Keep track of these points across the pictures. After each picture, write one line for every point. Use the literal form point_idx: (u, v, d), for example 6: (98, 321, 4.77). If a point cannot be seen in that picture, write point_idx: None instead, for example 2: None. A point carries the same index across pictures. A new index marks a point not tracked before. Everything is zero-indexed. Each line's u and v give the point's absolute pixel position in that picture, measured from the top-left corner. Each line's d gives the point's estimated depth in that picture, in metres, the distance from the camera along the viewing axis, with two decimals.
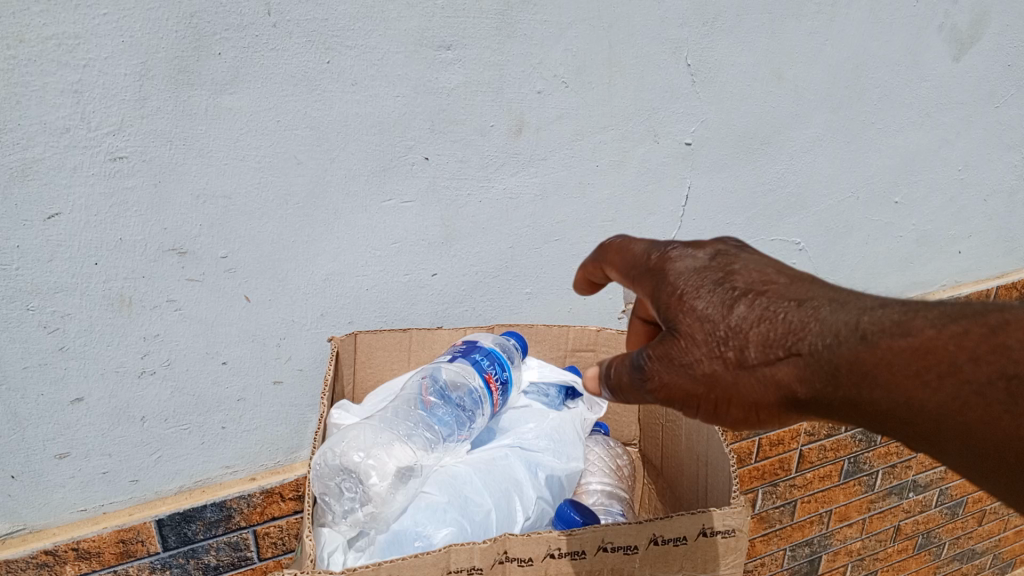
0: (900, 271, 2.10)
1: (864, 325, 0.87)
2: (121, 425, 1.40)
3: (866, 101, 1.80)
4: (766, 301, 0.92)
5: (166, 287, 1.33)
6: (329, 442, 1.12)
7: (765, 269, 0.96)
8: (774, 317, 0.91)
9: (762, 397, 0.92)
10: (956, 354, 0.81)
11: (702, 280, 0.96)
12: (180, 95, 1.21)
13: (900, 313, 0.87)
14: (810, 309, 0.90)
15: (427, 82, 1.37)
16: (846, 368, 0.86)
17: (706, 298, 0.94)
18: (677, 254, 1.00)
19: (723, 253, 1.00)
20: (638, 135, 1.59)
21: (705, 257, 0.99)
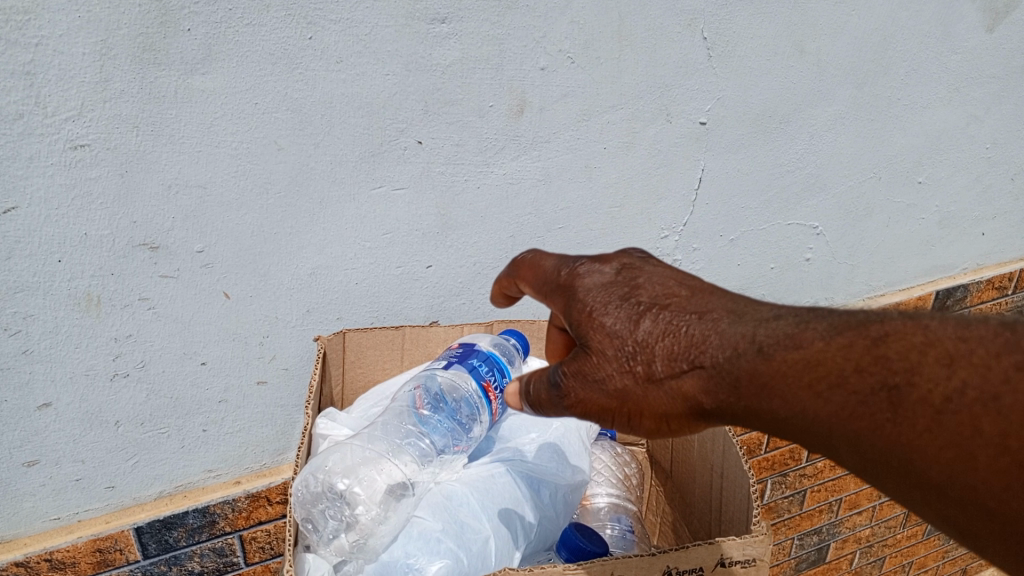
0: (922, 254, 1.99)
1: (761, 337, 0.82)
2: (93, 430, 1.30)
3: (892, 76, 1.68)
4: (670, 314, 0.88)
5: (138, 284, 1.23)
6: (312, 463, 1.03)
7: (669, 281, 0.92)
8: (677, 330, 0.86)
9: (670, 412, 0.86)
10: (844, 364, 0.75)
11: (608, 296, 0.92)
12: (146, 75, 1.09)
13: (794, 324, 0.82)
14: (711, 319, 0.86)
15: (419, 58, 1.25)
16: (747, 381, 0.81)
17: (614, 314, 0.89)
18: (586, 270, 0.96)
19: (631, 267, 0.95)
20: (650, 114, 1.47)
21: (614, 272, 0.95)
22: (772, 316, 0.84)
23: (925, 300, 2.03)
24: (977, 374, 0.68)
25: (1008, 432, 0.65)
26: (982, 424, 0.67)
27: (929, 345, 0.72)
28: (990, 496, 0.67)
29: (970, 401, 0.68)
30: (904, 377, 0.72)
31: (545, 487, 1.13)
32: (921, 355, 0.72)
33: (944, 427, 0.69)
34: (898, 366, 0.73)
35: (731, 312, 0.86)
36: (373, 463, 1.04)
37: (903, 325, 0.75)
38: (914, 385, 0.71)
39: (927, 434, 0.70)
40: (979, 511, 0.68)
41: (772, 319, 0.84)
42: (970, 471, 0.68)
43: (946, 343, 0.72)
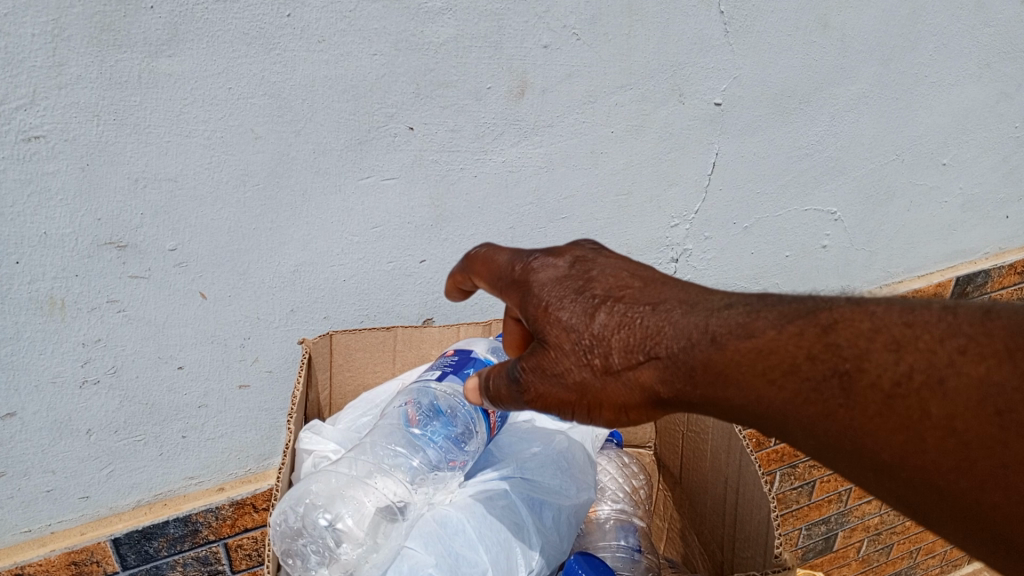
0: (943, 239, 1.89)
1: (714, 326, 0.73)
2: (63, 439, 1.21)
3: (920, 51, 1.57)
4: (625, 304, 0.78)
5: (106, 286, 1.13)
6: (291, 492, 0.93)
7: (622, 272, 0.82)
8: (631, 322, 0.76)
9: (628, 405, 0.78)
10: (795, 351, 0.67)
11: (562, 288, 0.81)
12: (106, 58, 0.99)
13: (744, 312, 0.72)
14: (665, 309, 0.76)
15: (410, 36, 1.14)
16: (701, 370, 0.72)
17: (567, 308, 0.80)
18: (540, 264, 0.85)
19: (586, 256, 0.85)
20: (661, 95, 1.36)
21: (568, 262, 0.84)
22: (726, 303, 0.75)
23: (945, 287, 1.92)
24: (925, 359, 0.61)
25: (956, 412, 0.58)
26: (930, 407, 0.60)
27: (879, 331, 0.64)
28: (938, 475, 0.59)
29: (917, 385, 0.61)
30: (853, 362, 0.64)
31: (547, 509, 1.05)
32: (870, 342, 0.64)
33: (896, 411, 0.61)
34: (847, 353, 0.65)
35: (685, 299, 0.77)
36: (357, 486, 0.95)
37: (851, 311, 0.68)
38: (862, 370, 0.63)
39: (878, 419, 0.62)
40: (927, 490, 0.60)
41: (721, 308, 0.74)
42: (919, 452, 0.60)
43: (891, 329, 0.64)
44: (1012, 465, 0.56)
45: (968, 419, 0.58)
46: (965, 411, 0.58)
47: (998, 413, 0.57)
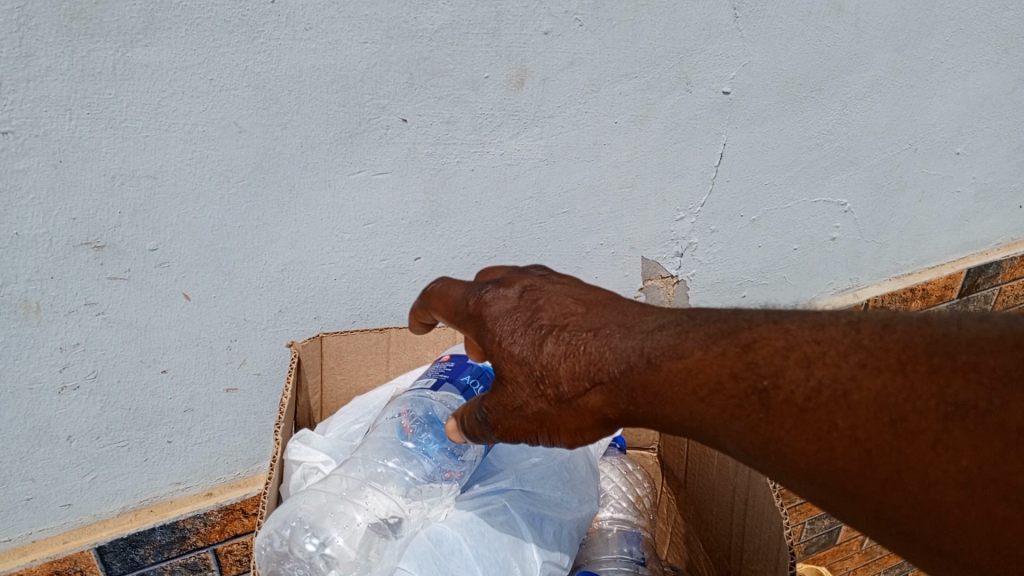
0: (954, 230, 1.83)
1: (648, 347, 0.70)
2: (42, 447, 1.16)
3: (936, 36, 1.50)
4: (569, 333, 0.74)
5: (83, 287, 1.07)
6: (276, 514, 0.88)
7: (568, 298, 0.78)
8: (576, 350, 0.73)
9: (582, 428, 0.75)
10: (719, 371, 0.64)
11: (511, 322, 0.78)
12: (77, 48, 0.92)
13: (675, 334, 0.69)
14: (605, 334, 0.73)
15: (403, 23, 1.07)
16: (641, 390, 0.70)
17: (518, 341, 0.76)
18: (491, 296, 0.80)
19: (534, 283, 0.81)
20: (668, 83, 1.30)
21: (517, 291, 0.80)
22: (661, 322, 0.72)
23: (955, 279, 1.87)
24: (830, 374, 0.58)
25: (857, 422, 0.56)
26: (837, 418, 0.57)
27: (792, 348, 0.61)
28: (849, 481, 0.57)
29: (824, 398, 0.58)
30: (769, 380, 0.61)
31: (547, 524, 1.01)
32: (783, 359, 0.61)
33: (806, 423, 0.59)
34: (763, 372, 0.62)
35: (624, 319, 0.74)
36: (347, 503, 0.90)
37: (767, 329, 0.64)
38: (777, 387, 0.61)
39: (794, 431, 0.59)
40: (840, 495, 0.58)
41: (655, 327, 0.72)
42: (830, 461, 0.57)
43: (802, 346, 0.61)
44: (906, 471, 0.53)
45: (868, 427, 0.55)
46: (865, 420, 0.56)
47: (891, 421, 0.54)
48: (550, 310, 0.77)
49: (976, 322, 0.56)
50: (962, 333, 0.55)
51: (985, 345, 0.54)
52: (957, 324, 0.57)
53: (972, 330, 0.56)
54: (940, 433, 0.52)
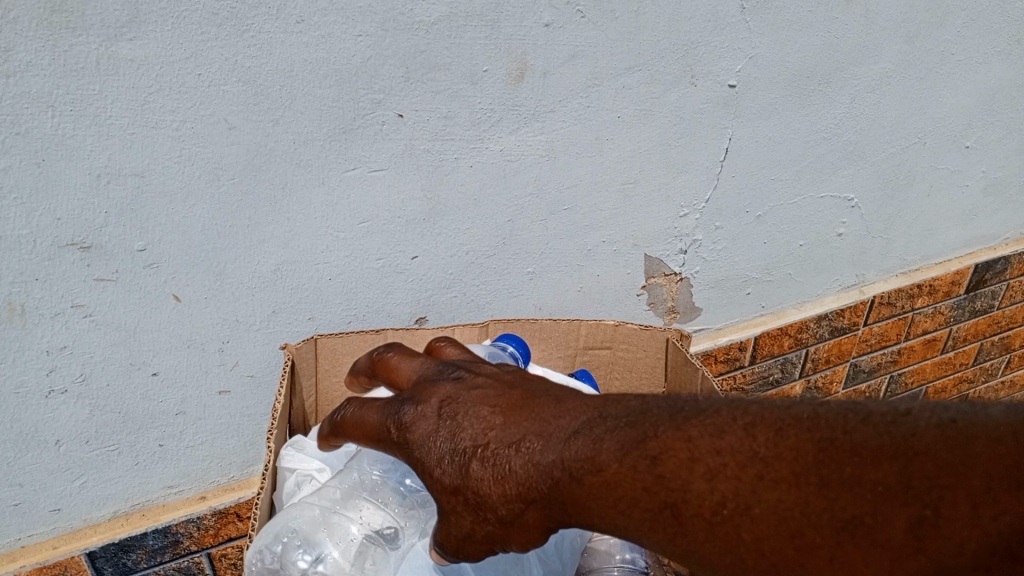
0: (962, 225, 1.79)
1: (569, 460, 0.61)
2: (30, 452, 1.13)
3: (947, 27, 1.46)
4: (491, 450, 0.64)
5: (70, 289, 1.04)
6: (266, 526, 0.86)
7: (488, 404, 0.67)
8: (503, 471, 0.63)
9: (534, 541, 0.67)
10: (631, 486, 0.58)
11: (432, 447, 0.67)
12: (58, 43, 0.88)
13: (587, 440, 0.61)
14: (527, 448, 0.63)
15: (398, 15, 1.03)
16: (572, 506, 0.61)
17: (445, 470, 0.66)
18: (412, 416, 0.70)
19: (456, 389, 0.71)
20: (672, 76, 1.26)
21: (437, 406, 0.69)
22: (577, 425, 0.63)
23: (962, 275, 1.85)
24: (733, 488, 0.54)
25: (760, 536, 0.53)
26: (744, 532, 0.54)
27: (694, 459, 0.56)
28: None
29: (730, 515, 0.54)
30: (675, 496, 0.56)
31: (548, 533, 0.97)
32: (689, 472, 0.56)
33: (717, 537, 0.55)
34: (671, 486, 0.57)
35: (543, 425, 0.64)
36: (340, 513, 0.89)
37: (671, 430, 0.58)
38: (686, 502, 0.56)
39: (708, 545, 0.56)
40: None
41: (571, 434, 0.62)
42: (742, 567, 0.55)
43: (705, 457, 0.56)
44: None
45: (773, 543, 0.53)
46: (768, 535, 0.53)
47: (792, 536, 0.52)
48: (470, 427, 0.66)
49: (865, 418, 0.53)
50: (849, 436, 0.52)
51: (867, 451, 0.51)
52: (845, 421, 0.54)
53: (858, 432, 0.52)
54: (835, 549, 0.50)
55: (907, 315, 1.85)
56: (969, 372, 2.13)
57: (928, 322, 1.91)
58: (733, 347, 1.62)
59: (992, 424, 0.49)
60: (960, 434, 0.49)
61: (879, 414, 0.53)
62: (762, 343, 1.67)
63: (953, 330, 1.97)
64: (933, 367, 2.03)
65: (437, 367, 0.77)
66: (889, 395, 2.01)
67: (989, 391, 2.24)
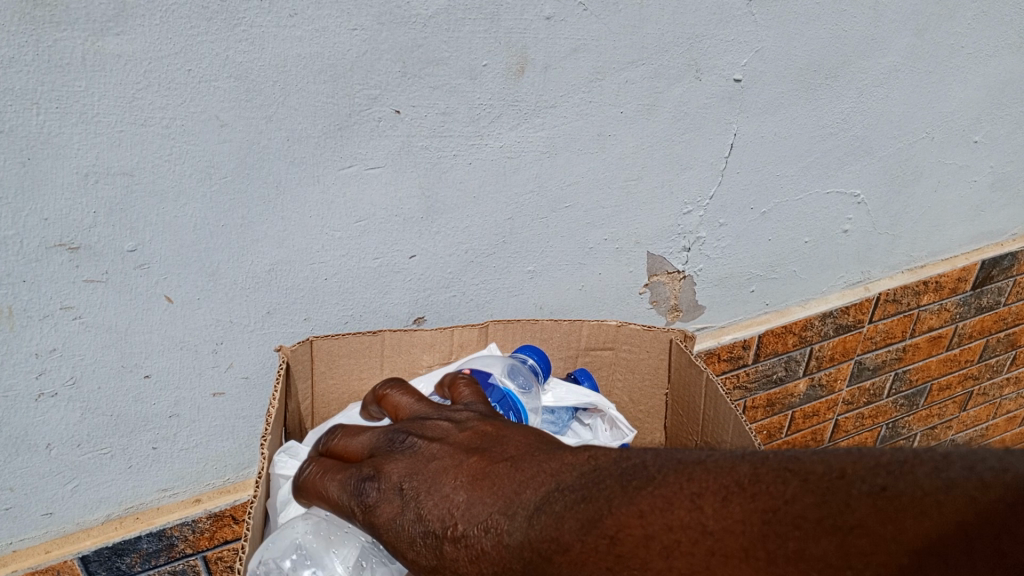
0: (969, 221, 1.76)
1: (534, 542, 0.60)
2: (19, 456, 1.11)
3: (957, 20, 1.43)
4: (460, 530, 0.65)
5: (59, 290, 1.01)
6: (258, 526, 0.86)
7: (452, 479, 0.69)
8: (475, 553, 0.64)
9: None
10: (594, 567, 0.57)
11: (401, 529, 0.70)
12: (43, 38, 0.86)
13: (549, 518, 0.60)
14: (495, 530, 0.63)
15: (395, 8, 1.00)
16: None
17: (418, 551, 0.68)
18: (375, 497, 0.73)
19: (414, 463, 0.73)
20: (677, 71, 1.23)
21: (399, 485, 0.72)
22: (540, 500, 0.62)
23: (968, 271, 1.82)
24: (688, 564, 0.52)
25: None
26: None
27: (650, 537, 0.55)
28: None
29: None
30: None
31: None
32: (647, 550, 0.55)
33: None
34: (633, 566, 0.55)
35: (506, 502, 0.64)
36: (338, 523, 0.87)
37: (629, 503, 0.57)
38: None
39: None
40: None
41: (534, 511, 0.62)
42: None
43: (660, 535, 0.54)
44: None
45: None
46: None
47: None
48: (434, 509, 0.68)
49: (806, 484, 0.51)
50: (792, 506, 0.50)
51: (808, 524, 0.49)
52: (786, 490, 0.51)
53: (799, 502, 0.50)
54: None
55: (913, 312, 1.83)
56: (975, 367, 2.10)
57: (934, 319, 1.89)
58: (737, 346, 1.60)
59: (921, 488, 0.47)
60: (888, 505, 0.47)
61: (817, 477, 0.51)
62: (766, 342, 1.64)
63: (958, 327, 1.95)
64: (938, 364, 2.01)
65: (390, 431, 0.80)
66: (893, 392, 1.98)
67: (994, 387, 2.21)
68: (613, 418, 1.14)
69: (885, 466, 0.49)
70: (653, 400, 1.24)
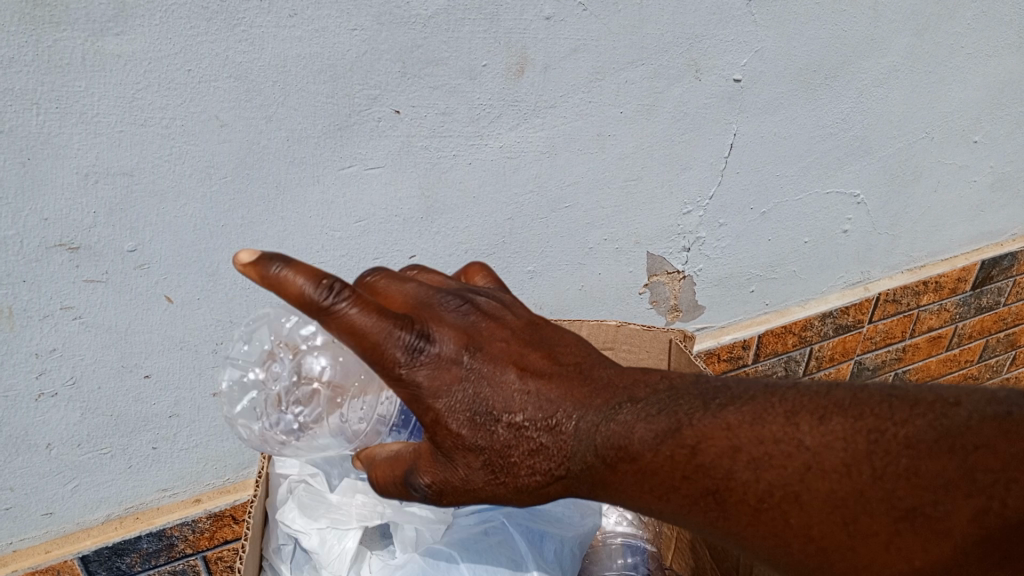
0: (969, 221, 1.77)
1: (601, 448, 0.67)
2: (20, 455, 1.11)
3: (957, 20, 1.43)
4: (524, 421, 0.69)
5: (58, 291, 1.01)
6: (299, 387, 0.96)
7: (519, 368, 0.71)
8: (534, 449, 0.69)
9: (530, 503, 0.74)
10: (670, 475, 0.64)
11: (455, 403, 0.69)
12: (43, 38, 0.86)
13: (623, 424, 0.67)
14: (561, 429, 0.69)
15: (394, 8, 1.01)
16: (598, 485, 0.69)
17: (471, 432, 0.69)
18: (433, 359, 0.68)
19: (472, 339, 0.70)
20: (676, 71, 1.23)
21: (461, 355, 0.69)
22: (611, 409, 0.68)
23: (968, 271, 1.82)
24: (779, 477, 0.60)
25: (810, 521, 0.59)
26: (790, 518, 0.60)
27: (737, 449, 0.61)
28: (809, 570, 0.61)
29: (776, 501, 0.60)
30: (719, 484, 0.62)
31: (547, 541, 0.94)
32: (732, 461, 0.61)
33: (760, 521, 0.61)
34: (715, 475, 0.62)
35: (576, 403, 0.69)
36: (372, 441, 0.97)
37: (712, 422, 0.63)
38: (729, 489, 0.62)
39: (749, 528, 0.61)
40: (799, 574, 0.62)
41: (605, 416, 0.68)
42: (787, 552, 0.61)
43: (748, 447, 0.61)
44: (863, 564, 0.57)
45: (822, 527, 0.58)
46: (819, 521, 0.58)
47: (844, 522, 0.57)
48: (500, 399, 0.69)
49: (916, 408, 0.58)
50: (900, 428, 0.57)
51: (922, 444, 0.56)
52: (893, 412, 0.58)
53: (910, 425, 0.57)
54: (892, 535, 0.56)
55: (913, 311, 1.83)
56: (973, 368, 2.10)
57: (934, 319, 1.88)
58: (737, 346, 1.60)
59: None
60: (1014, 429, 0.54)
61: (928, 403, 0.58)
62: (766, 342, 1.64)
63: (958, 327, 1.95)
64: (938, 364, 2.01)
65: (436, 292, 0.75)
66: None
67: None
68: None
69: (1002, 397, 0.56)
70: None
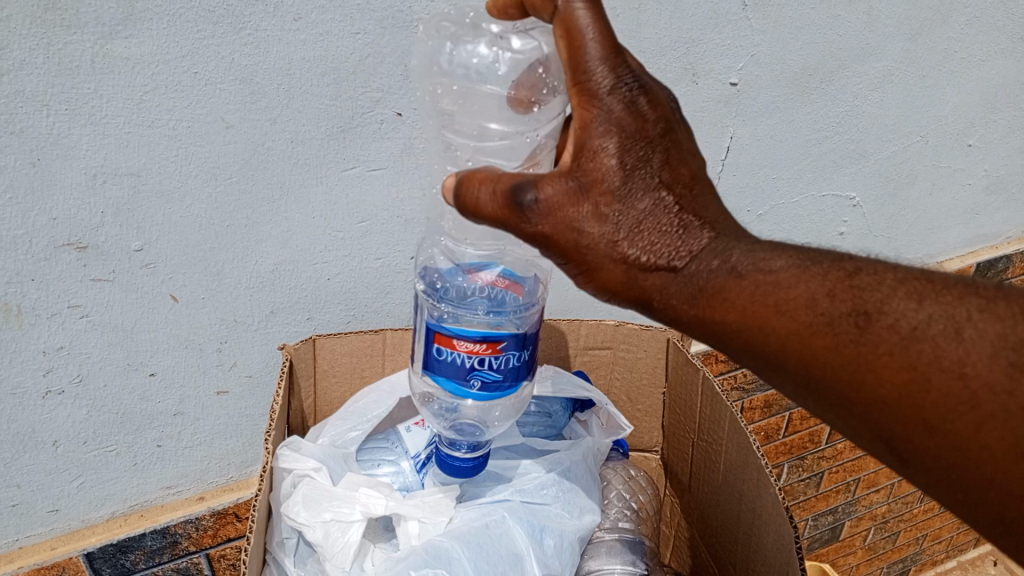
0: (964, 223, 1.78)
1: (736, 260, 0.70)
2: (27, 451, 1.13)
3: (950, 25, 1.45)
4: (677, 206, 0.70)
5: (65, 290, 1.03)
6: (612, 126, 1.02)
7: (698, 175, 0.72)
8: (665, 230, 0.70)
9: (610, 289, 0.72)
10: (815, 287, 0.67)
11: (635, 155, 0.69)
12: (53, 41, 0.88)
13: (767, 249, 0.70)
14: (702, 234, 0.71)
15: (396, 13, 1.03)
16: (712, 292, 0.69)
17: (629, 186, 0.69)
18: (648, 111, 0.69)
19: (671, 117, 0.72)
20: (673, 75, 1.25)
21: (666, 122, 0.71)
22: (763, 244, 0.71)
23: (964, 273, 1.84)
24: (945, 312, 0.63)
25: (965, 359, 0.61)
26: (941, 351, 0.61)
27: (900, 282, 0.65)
28: (935, 411, 0.61)
29: (934, 332, 0.62)
30: (872, 305, 0.65)
31: (548, 536, 0.96)
32: (892, 289, 0.65)
33: (908, 351, 0.62)
34: (869, 295, 0.65)
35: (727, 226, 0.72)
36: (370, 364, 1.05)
37: (875, 262, 0.68)
38: (884, 314, 0.64)
39: (886, 356, 0.63)
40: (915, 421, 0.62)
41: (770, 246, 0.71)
42: (921, 392, 0.62)
43: (911, 282, 0.66)
44: (1013, 409, 0.59)
45: (977, 364, 0.60)
46: (974, 358, 0.60)
47: (1008, 364, 0.60)
48: (667, 176, 0.70)
49: None
50: None
51: None
52: None
53: None
54: None
55: None
56: None
57: None
58: None
59: None
60: None
61: None
62: None
63: None
64: None
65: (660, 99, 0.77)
66: None
67: None
68: (609, 413, 1.16)
69: None
70: (651, 400, 1.26)
